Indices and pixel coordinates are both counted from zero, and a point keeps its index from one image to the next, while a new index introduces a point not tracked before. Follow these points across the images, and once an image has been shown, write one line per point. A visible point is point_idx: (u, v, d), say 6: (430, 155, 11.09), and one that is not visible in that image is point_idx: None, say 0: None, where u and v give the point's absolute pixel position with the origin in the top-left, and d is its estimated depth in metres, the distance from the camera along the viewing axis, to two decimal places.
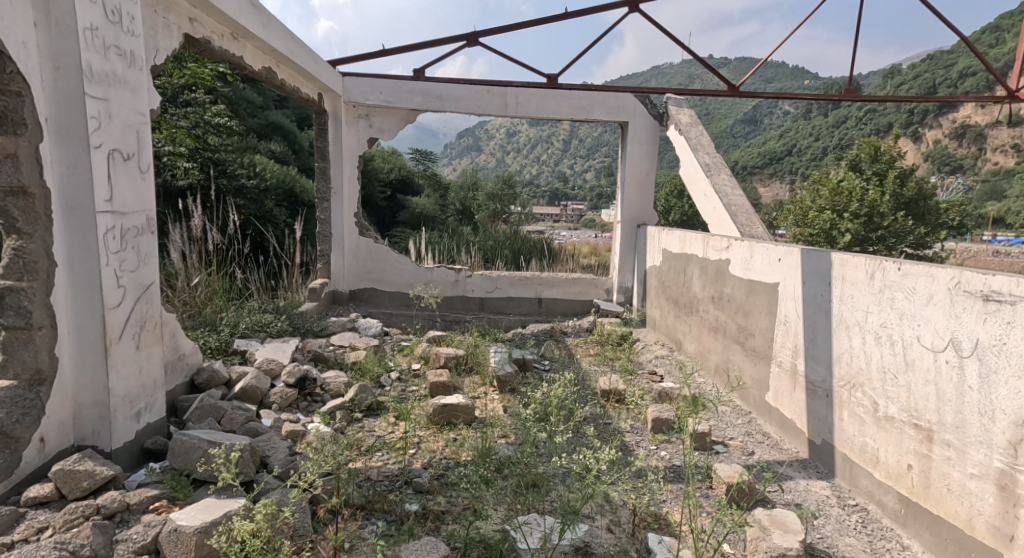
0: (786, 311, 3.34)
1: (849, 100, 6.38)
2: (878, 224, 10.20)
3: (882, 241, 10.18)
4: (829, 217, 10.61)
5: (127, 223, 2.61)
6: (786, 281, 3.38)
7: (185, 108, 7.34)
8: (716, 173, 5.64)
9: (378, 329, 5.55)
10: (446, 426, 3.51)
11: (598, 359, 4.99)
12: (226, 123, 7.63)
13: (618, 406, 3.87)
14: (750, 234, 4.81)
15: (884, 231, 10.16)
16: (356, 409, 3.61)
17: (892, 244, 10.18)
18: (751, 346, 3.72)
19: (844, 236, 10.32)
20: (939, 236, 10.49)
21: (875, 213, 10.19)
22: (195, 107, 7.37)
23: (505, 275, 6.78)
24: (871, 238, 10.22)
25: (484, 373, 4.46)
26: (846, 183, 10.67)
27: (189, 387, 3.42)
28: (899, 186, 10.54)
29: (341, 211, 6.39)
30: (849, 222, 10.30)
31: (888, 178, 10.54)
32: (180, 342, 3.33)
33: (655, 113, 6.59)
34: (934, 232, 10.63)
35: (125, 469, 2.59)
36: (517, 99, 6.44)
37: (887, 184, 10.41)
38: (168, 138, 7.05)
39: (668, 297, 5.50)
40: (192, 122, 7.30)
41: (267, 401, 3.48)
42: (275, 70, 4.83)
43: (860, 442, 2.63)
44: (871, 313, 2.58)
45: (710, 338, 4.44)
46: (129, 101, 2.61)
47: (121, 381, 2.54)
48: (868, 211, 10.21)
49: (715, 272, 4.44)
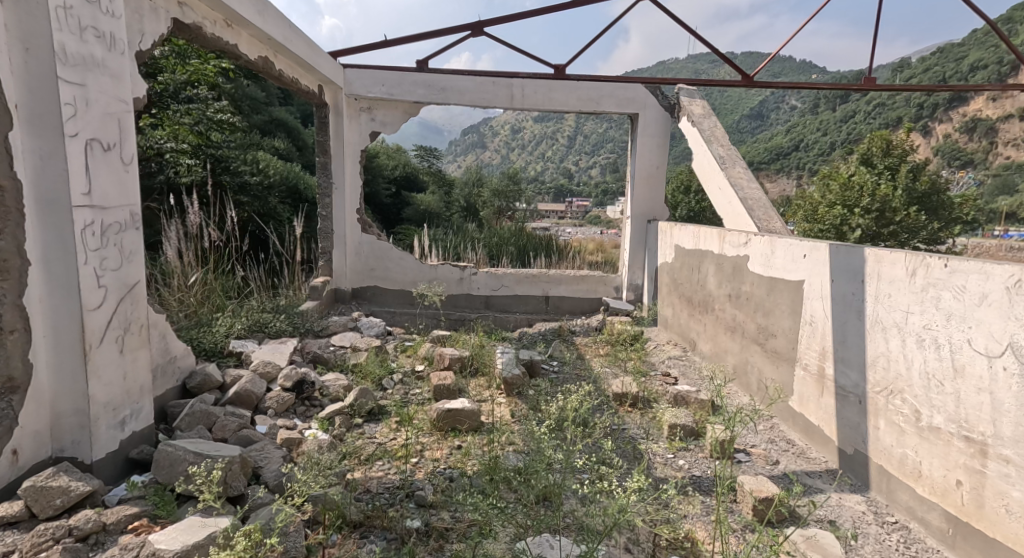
0: (812, 311, 3.14)
1: (867, 90, 6.16)
2: (890, 219, 9.95)
3: (894, 237, 9.94)
4: (839, 212, 10.38)
5: (108, 219, 2.43)
6: (811, 279, 3.17)
7: (186, 103, 7.17)
8: (731, 166, 5.41)
9: (380, 329, 5.39)
10: (450, 432, 3.33)
11: (609, 361, 4.82)
12: (230, 120, 7.47)
13: (631, 411, 3.72)
14: (769, 229, 4.60)
15: (896, 226, 9.92)
16: (356, 415, 3.45)
17: (905, 239, 9.93)
18: (773, 348, 3.54)
19: (855, 231, 10.09)
20: (953, 232, 10.22)
21: (887, 208, 9.95)
22: (197, 103, 7.22)
23: (512, 273, 6.58)
24: (883, 234, 9.97)
25: (490, 375, 4.28)
26: (857, 177, 10.42)
27: (179, 391, 3.24)
28: (911, 180, 10.29)
29: (342, 207, 6.22)
30: (860, 217, 10.07)
31: (901, 172, 10.27)
32: (171, 344, 3.16)
33: (666, 104, 6.37)
34: (948, 228, 10.35)
35: (108, 483, 2.42)
36: (524, 91, 6.22)
37: (898, 179, 10.16)
38: (171, 135, 6.95)
39: (681, 294, 5.30)
40: (195, 119, 7.14)
41: (262, 406, 3.31)
42: (273, 60, 4.66)
43: (899, 454, 2.43)
44: (912, 314, 2.37)
45: (727, 338, 4.25)
46: (110, 87, 2.41)
47: (102, 388, 2.38)
48: (880, 207, 9.98)
49: (731, 269, 4.24)
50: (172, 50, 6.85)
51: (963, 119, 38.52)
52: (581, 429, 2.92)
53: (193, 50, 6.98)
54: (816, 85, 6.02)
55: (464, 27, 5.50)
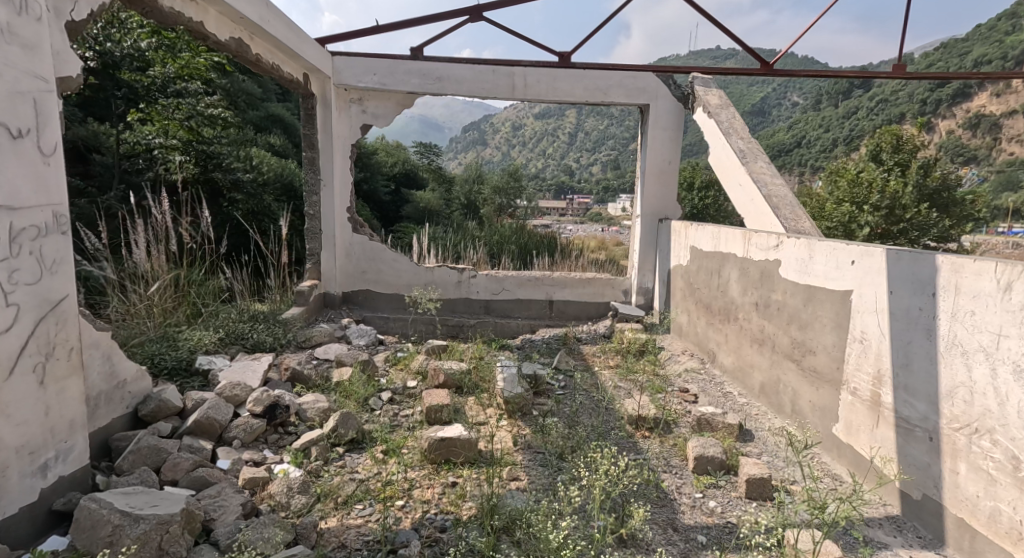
0: (863, 326, 2.70)
1: (897, 78, 5.73)
2: (900, 216, 9.53)
3: (905, 235, 9.53)
4: (848, 209, 10.01)
5: (19, 221, 2.00)
6: (861, 289, 2.73)
7: (176, 98, 6.84)
8: (752, 161, 4.94)
9: (370, 338, 4.95)
10: (443, 466, 2.90)
11: (621, 374, 4.39)
12: (222, 115, 7.08)
13: (649, 436, 3.31)
14: (798, 229, 4.16)
15: (906, 224, 9.49)
16: (336, 445, 3.02)
17: (915, 237, 9.51)
18: (812, 367, 3.12)
19: (863, 229, 9.70)
20: (965, 229, 9.76)
21: (896, 205, 9.53)
22: (187, 97, 6.86)
23: (513, 276, 6.13)
24: (892, 232, 9.55)
25: (490, 393, 3.85)
26: (866, 173, 9.98)
27: (132, 420, 2.81)
28: (921, 176, 9.60)
29: (331, 205, 5.78)
30: (870, 214, 9.67)
31: (911, 169, 9.62)
32: (120, 366, 2.74)
33: (680, 94, 5.89)
34: (960, 225, 9.87)
35: (18, 545, 1.99)
36: (527, 80, 5.75)
37: (909, 175, 9.61)
38: (160, 131, 6.76)
39: (698, 300, 4.87)
40: (186, 113, 6.85)
41: (227, 437, 2.87)
42: (250, 43, 4.26)
43: (989, 508, 2.02)
44: (1007, 337, 1.98)
45: (754, 351, 3.82)
46: (20, 60, 1.98)
47: (12, 429, 1.96)
48: (889, 204, 9.55)
49: (758, 275, 3.80)
50: (161, 42, 6.52)
51: (967, 115, 37.94)
52: (611, 482, 2.48)
53: (184, 42, 6.65)
54: (840, 74, 5.56)
55: (461, 11, 5.06)
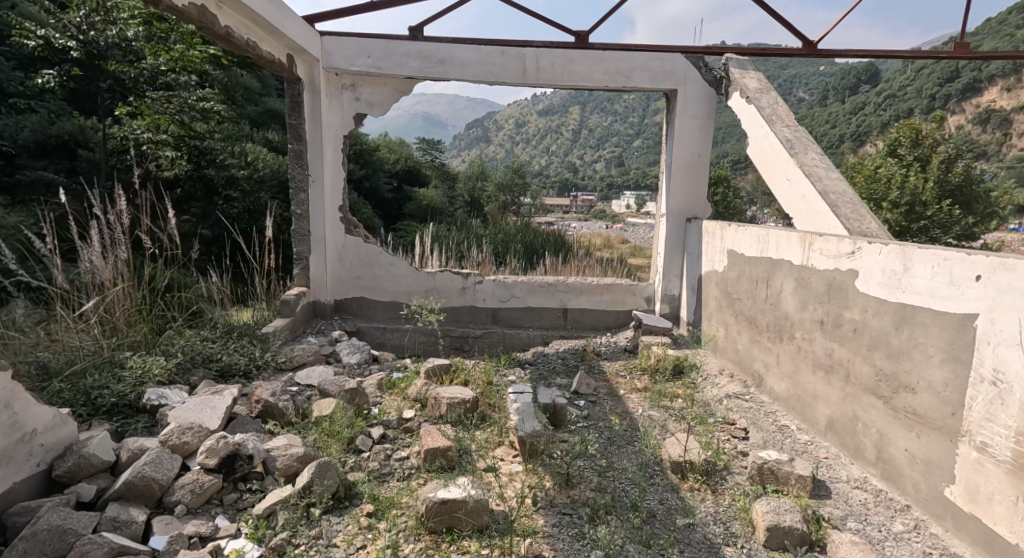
0: (997, 362, 2.10)
1: (957, 58, 5.06)
2: (921, 214, 8.80)
3: (926, 233, 8.84)
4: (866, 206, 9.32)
5: None
6: (994, 315, 2.13)
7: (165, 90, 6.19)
8: (802, 151, 4.27)
9: (363, 355, 4.32)
10: (445, 537, 2.26)
11: (652, 400, 3.74)
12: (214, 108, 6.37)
13: (699, 488, 2.68)
14: (865, 231, 3.48)
15: (927, 223, 8.76)
16: (311, 506, 2.37)
17: (936, 236, 8.84)
18: (909, 406, 2.48)
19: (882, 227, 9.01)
20: (988, 227, 9.07)
21: (917, 202, 8.79)
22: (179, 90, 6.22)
23: (523, 282, 5.49)
24: (912, 230, 8.86)
25: (499, 426, 3.21)
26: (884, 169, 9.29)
27: (47, 480, 2.20)
28: (943, 171, 8.93)
29: (323, 203, 5.16)
30: (888, 212, 8.97)
31: (932, 162, 8.89)
32: (25, 415, 2.13)
33: (711, 77, 5.21)
34: (983, 223, 9.19)
35: None
36: (539, 62, 5.09)
37: (931, 169, 8.86)
38: (150, 125, 6.15)
39: (739, 312, 4.20)
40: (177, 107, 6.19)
41: (168, 502, 2.26)
42: (217, 13, 3.63)
43: None
44: None
45: (817, 378, 3.16)
46: None
47: None
48: (910, 200, 8.82)
49: (824, 288, 3.15)
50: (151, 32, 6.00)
51: (976, 110, 37.08)
52: None
53: (179, 34, 6.08)
54: (894, 52, 4.89)
55: None
